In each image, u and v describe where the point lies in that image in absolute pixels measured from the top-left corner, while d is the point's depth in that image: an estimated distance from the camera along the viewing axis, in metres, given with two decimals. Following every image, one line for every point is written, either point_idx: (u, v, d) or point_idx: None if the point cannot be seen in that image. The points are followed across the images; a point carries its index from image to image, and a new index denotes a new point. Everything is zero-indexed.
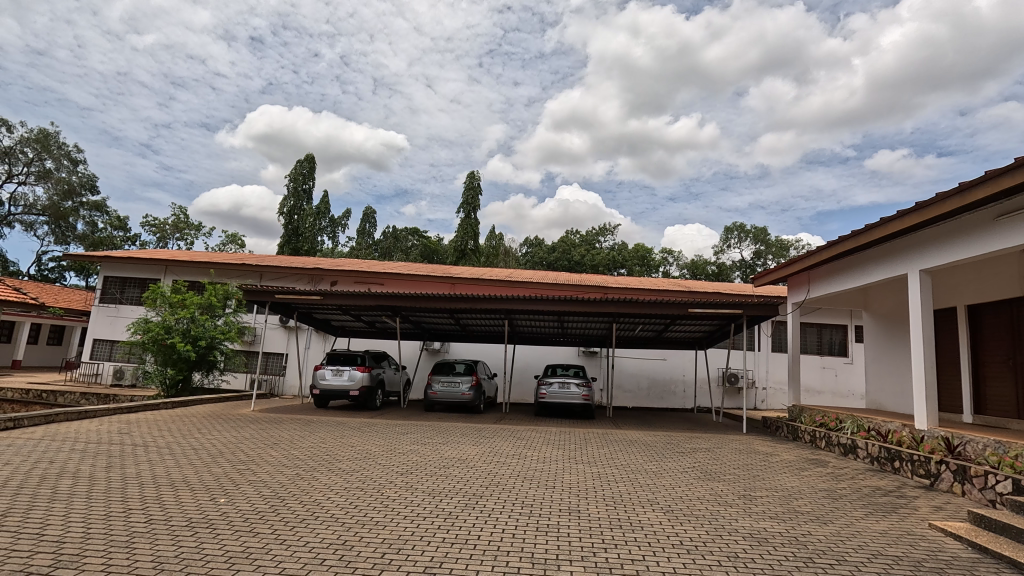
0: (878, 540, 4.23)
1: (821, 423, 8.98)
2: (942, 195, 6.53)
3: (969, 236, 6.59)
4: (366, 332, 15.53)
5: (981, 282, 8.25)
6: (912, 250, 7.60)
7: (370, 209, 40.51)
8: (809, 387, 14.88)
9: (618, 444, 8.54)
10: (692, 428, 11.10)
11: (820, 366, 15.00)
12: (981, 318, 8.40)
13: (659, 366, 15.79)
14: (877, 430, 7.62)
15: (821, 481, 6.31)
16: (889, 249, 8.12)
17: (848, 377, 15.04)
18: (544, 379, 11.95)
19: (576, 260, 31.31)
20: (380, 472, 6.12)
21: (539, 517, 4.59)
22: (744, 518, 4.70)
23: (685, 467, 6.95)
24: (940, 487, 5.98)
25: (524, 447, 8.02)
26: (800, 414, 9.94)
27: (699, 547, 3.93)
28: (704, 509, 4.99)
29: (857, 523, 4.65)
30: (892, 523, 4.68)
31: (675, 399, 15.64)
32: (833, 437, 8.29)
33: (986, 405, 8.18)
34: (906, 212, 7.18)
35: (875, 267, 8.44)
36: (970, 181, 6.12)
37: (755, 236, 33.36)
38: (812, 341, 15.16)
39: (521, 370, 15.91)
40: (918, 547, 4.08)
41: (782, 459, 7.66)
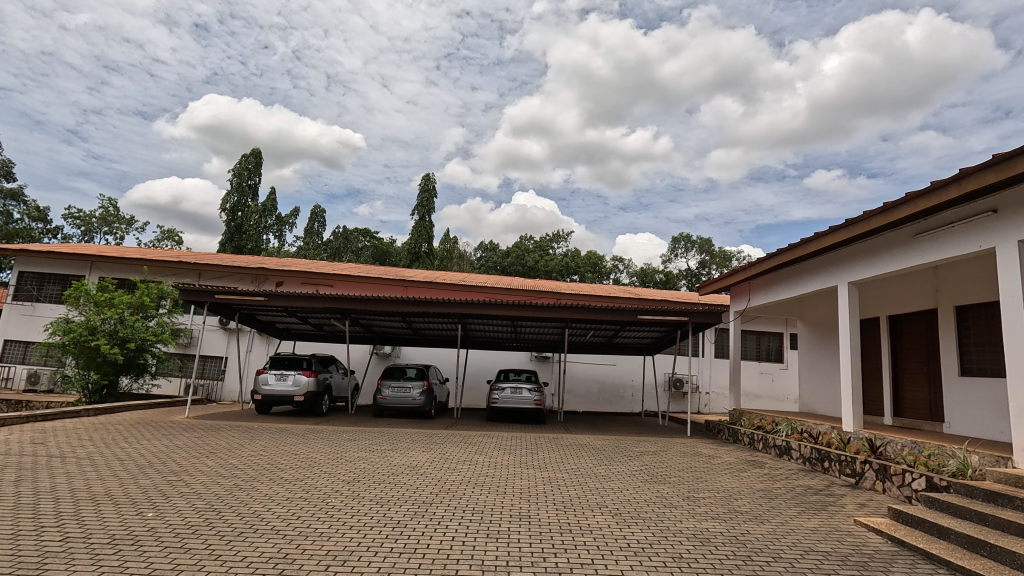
0: (810, 537, 4.46)
1: (759, 425, 9.43)
2: (869, 214, 7.02)
3: (892, 253, 7.12)
4: (314, 335, 15.00)
5: (901, 294, 8.96)
6: (841, 264, 8.14)
7: (320, 207, 39.14)
8: (749, 392, 15.64)
9: (568, 448, 8.66)
10: (639, 431, 11.36)
11: (758, 371, 15.81)
12: (900, 327, 9.10)
13: (609, 371, 16.12)
14: (809, 432, 8.09)
15: (758, 482, 6.61)
16: (821, 263, 8.67)
17: (783, 382, 15.89)
18: (497, 385, 11.92)
19: (530, 265, 31.55)
20: (325, 481, 5.89)
21: (489, 524, 4.55)
22: (689, 519, 4.86)
23: (633, 470, 7.12)
24: (864, 485, 6.41)
25: (475, 453, 7.98)
26: (740, 417, 10.39)
27: (646, 549, 4.01)
28: (651, 511, 5.11)
29: (791, 521, 4.91)
30: (821, 520, 4.97)
31: (624, 403, 16.04)
32: (770, 439, 8.73)
33: (904, 408, 8.84)
34: (835, 229, 7.70)
35: (810, 278, 8.95)
36: (893, 202, 6.61)
37: (700, 246, 34.77)
38: (751, 348, 15.97)
39: (473, 375, 15.84)
40: (845, 542, 4.35)
41: (723, 461, 7.97)
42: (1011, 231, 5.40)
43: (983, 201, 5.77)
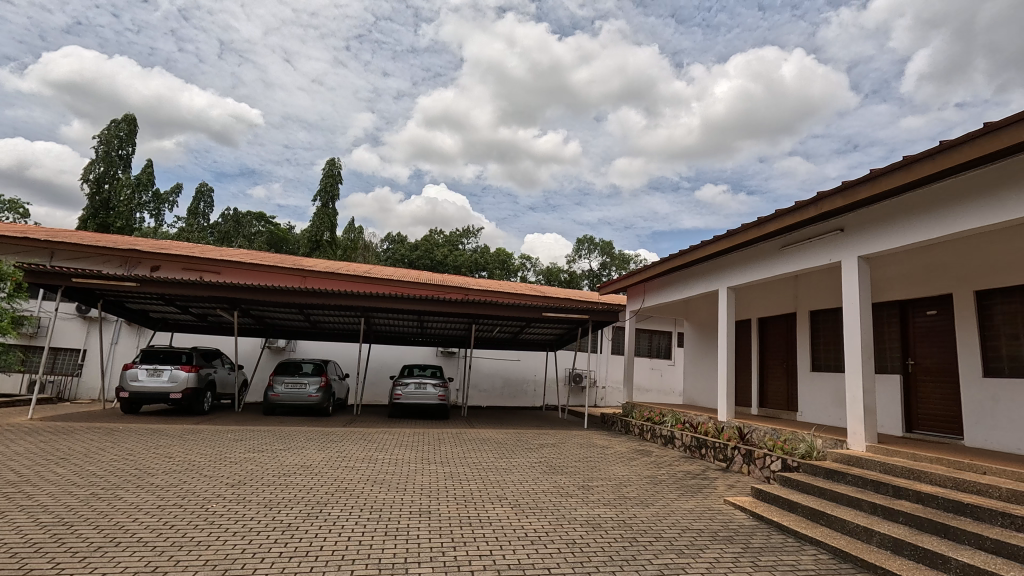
0: (687, 516, 4.92)
1: (648, 417, 10.18)
2: (746, 226, 7.83)
3: (763, 262, 8.03)
4: (195, 326, 13.62)
5: (769, 299, 10.12)
6: (723, 270, 9.01)
7: (206, 186, 35.53)
8: (640, 386, 16.81)
9: (470, 443, 8.71)
10: (540, 425, 11.75)
11: (649, 367, 17.04)
12: (768, 328, 10.29)
13: (513, 367, 16.47)
14: (690, 423, 8.89)
15: (645, 469, 7.16)
16: (706, 269, 9.52)
17: (670, 377, 17.28)
18: (400, 380, 11.68)
19: (438, 260, 31.19)
20: (205, 485, 5.39)
21: (388, 522, 4.45)
22: (583, 506, 5.13)
23: (533, 462, 7.35)
24: (733, 468, 7.19)
25: (375, 450, 7.74)
26: (632, 409, 11.14)
27: (541, 538, 4.17)
28: (548, 500, 5.32)
29: (671, 503, 5.37)
30: (697, 501, 5.50)
31: (526, 398, 16.48)
32: (657, 429, 9.46)
33: (768, 399, 10.02)
34: (718, 239, 8.50)
35: (696, 282, 9.81)
36: (765, 218, 7.43)
37: (602, 249, 36.61)
38: (644, 346, 17.17)
39: (376, 370, 15.37)
40: (715, 519, 4.86)
41: (615, 451, 8.50)
42: (854, 248, 6.33)
43: (834, 220, 6.68)
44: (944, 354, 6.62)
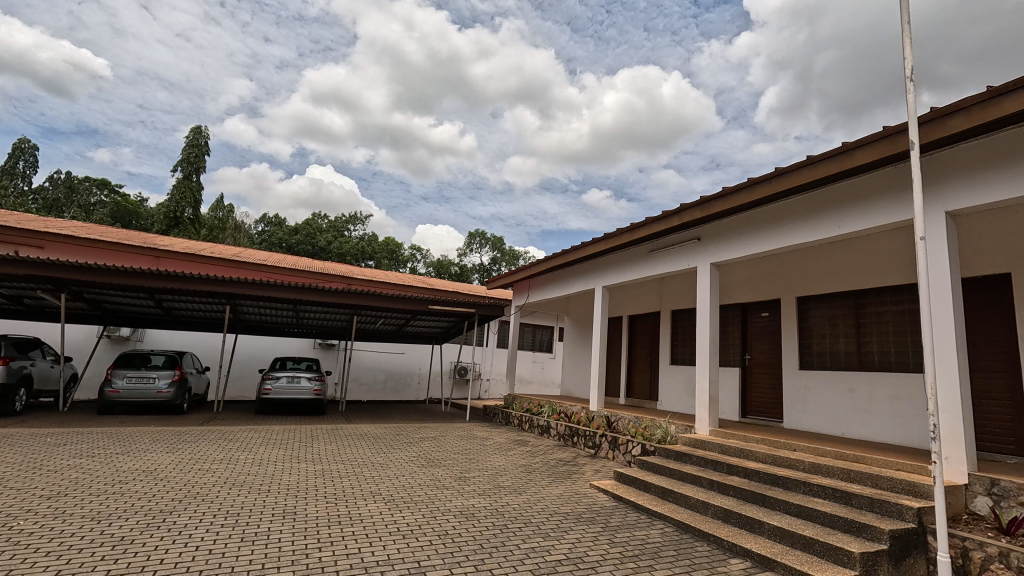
0: (555, 501, 5.22)
1: (527, 409, 10.58)
2: (620, 231, 8.45)
3: (633, 265, 8.74)
4: (7, 310, 11.36)
5: (638, 299, 11.06)
6: (599, 271, 9.64)
7: (29, 142, 29.65)
8: (522, 379, 17.39)
9: (346, 439, 8.35)
10: (422, 418, 11.63)
11: (532, 360, 17.70)
12: (637, 325, 11.24)
13: (397, 360, 16.11)
14: (565, 413, 9.42)
15: (521, 458, 7.45)
16: (586, 269, 10.11)
17: (551, 370, 18.13)
18: (271, 374, 10.82)
19: (321, 247, 29.30)
20: (10, 499, 4.52)
21: (246, 526, 4.11)
22: (458, 498, 5.19)
23: (411, 456, 7.26)
24: (600, 454, 7.78)
25: (237, 450, 7.09)
26: (512, 401, 11.50)
27: (414, 531, 4.14)
28: (424, 494, 5.30)
29: (542, 489, 5.66)
30: (565, 486, 5.85)
31: (410, 391, 16.23)
32: (534, 420, 9.88)
33: (634, 390, 10.96)
34: (596, 241, 9.08)
35: (576, 280, 10.38)
36: (636, 224, 8.08)
37: (493, 244, 37.12)
38: (527, 339, 17.79)
39: (243, 362, 14.10)
40: (580, 502, 5.21)
41: (494, 442, 8.71)
42: (707, 256, 7.14)
43: (692, 230, 7.48)
44: (772, 350, 7.75)
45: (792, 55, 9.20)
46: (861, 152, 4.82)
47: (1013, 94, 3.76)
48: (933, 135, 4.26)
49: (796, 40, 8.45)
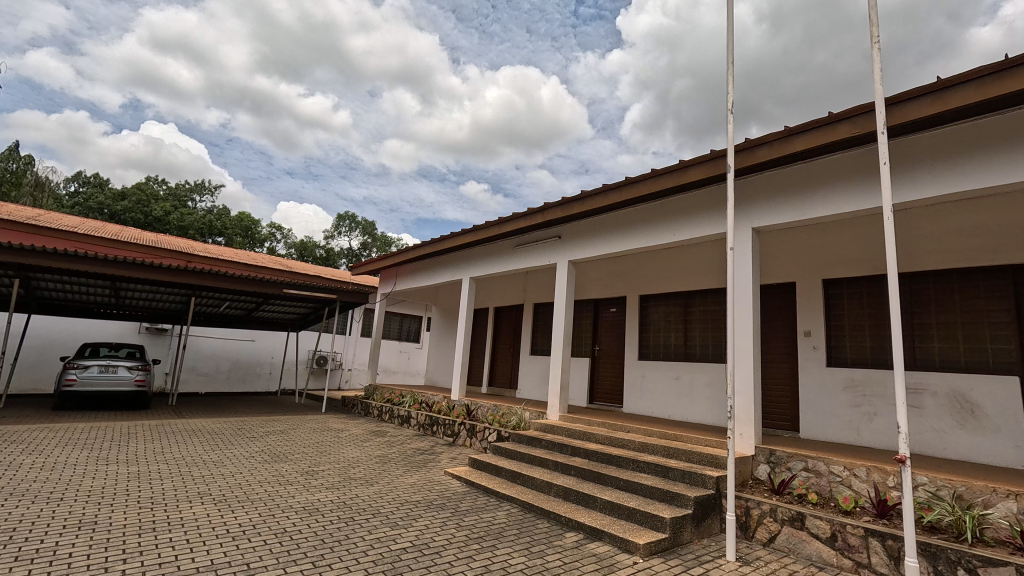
0: (407, 490, 5.19)
1: (388, 399, 10.34)
2: (488, 224, 8.62)
3: (499, 259, 8.99)
4: None
5: (504, 291, 11.42)
6: (467, 262, 9.74)
7: None
8: (386, 368, 16.93)
9: (173, 436, 7.37)
10: (270, 411, 10.73)
11: (397, 349, 17.32)
12: (501, 317, 11.61)
13: (245, 348, 14.64)
14: (426, 402, 9.40)
15: (376, 449, 7.26)
16: (454, 259, 10.14)
17: (416, 360, 17.93)
18: (77, 360, 9.11)
19: (156, 217, 24.73)
20: None
21: (24, 544, 3.41)
22: (302, 493, 4.89)
23: (252, 452, 6.65)
24: (458, 442, 7.92)
25: (19, 453, 5.84)
26: (373, 391, 11.15)
27: (245, 532, 3.81)
28: (263, 491, 4.91)
29: (395, 480, 5.58)
30: (419, 475, 5.84)
31: (259, 382, 14.86)
32: (395, 410, 9.70)
33: (495, 380, 11.32)
34: (465, 232, 9.15)
35: (445, 270, 10.37)
36: (504, 219, 8.30)
37: (364, 228, 35.42)
38: (394, 328, 17.36)
39: (38, 349, 11.66)
40: (432, 490, 5.25)
41: (350, 433, 8.36)
42: (566, 253, 7.62)
43: (554, 228, 7.92)
44: (618, 342, 8.55)
45: (653, 77, 10.21)
46: (693, 171, 5.51)
47: (801, 135, 4.60)
48: (745, 162, 5.03)
49: (658, 65, 9.42)
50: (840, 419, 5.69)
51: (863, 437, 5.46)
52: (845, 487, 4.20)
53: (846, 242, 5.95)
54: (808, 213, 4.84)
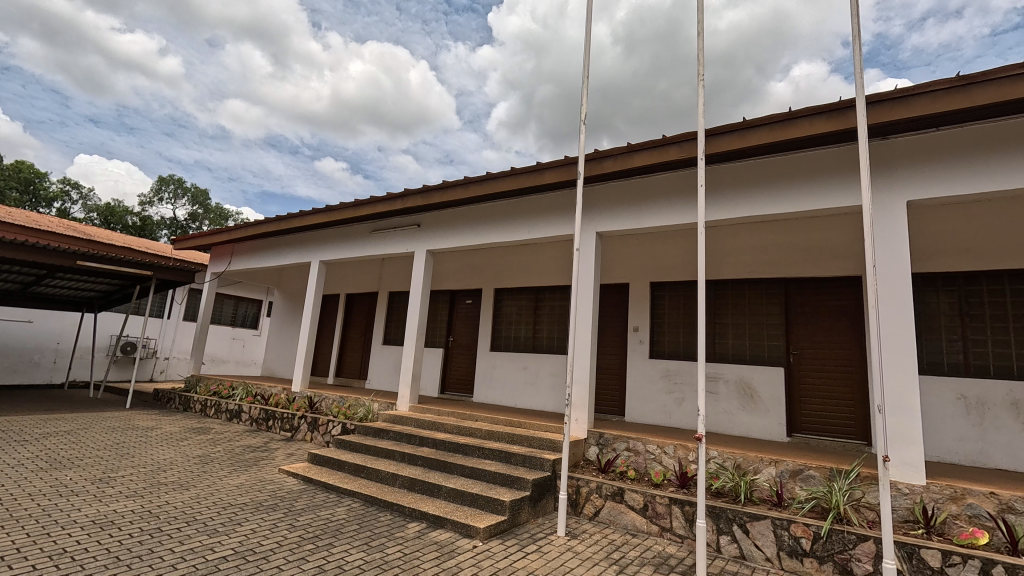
0: (232, 493, 4.66)
1: (214, 391, 9.18)
2: (343, 205, 8.10)
3: (354, 243, 8.52)
4: None
5: (357, 277, 10.88)
6: (317, 244, 9.06)
7: None
8: (213, 357, 14.99)
9: None
10: (52, 408, 8.80)
11: (229, 336, 15.45)
12: (353, 304, 11.05)
13: (17, 331, 11.80)
14: (262, 395, 8.56)
15: (196, 449, 6.39)
16: (303, 240, 9.36)
17: (252, 348, 16.23)
18: None
19: None
20: None
21: None
22: (92, 505, 4.10)
23: (21, 459, 5.37)
24: (297, 437, 7.37)
25: None
26: (196, 383, 9.80)
27: (6, 558, 3.06)
28: (35, 506, 3.99)
29: (217, 482, 4.97)
30: (248, 475, 5.29)
31: (37, 373, 12.08)
32: (222, 404, 8.65)
33: (343, 370, 10.75)
34: (316, 211, 8.48)
35: (291, 251, 9.51)
36: (361, 201, 7.88)
37: (194, 196, 30.77)
38: (226, 312, 15.45)
39: None
40: (264, 490, 4.80)
41: (162, 432, 7.24)
42: (425, 242, 7.53)
43: (414, 216, 7.76)
44: (471, 333, 8.71)
45: (520, 79, 10.57)
46: (548, 173, 5.83)
47: (639, 152, 5.14)
48: (594, 171, 5.47)
49: (524, 68, 9.77)
50: (657, 404, 6.54)
51: (673, 419, 6.35)
52: (657, 462, 4.85)
53: (670, 250, 6.82)
54: (643, 222, 5.45)
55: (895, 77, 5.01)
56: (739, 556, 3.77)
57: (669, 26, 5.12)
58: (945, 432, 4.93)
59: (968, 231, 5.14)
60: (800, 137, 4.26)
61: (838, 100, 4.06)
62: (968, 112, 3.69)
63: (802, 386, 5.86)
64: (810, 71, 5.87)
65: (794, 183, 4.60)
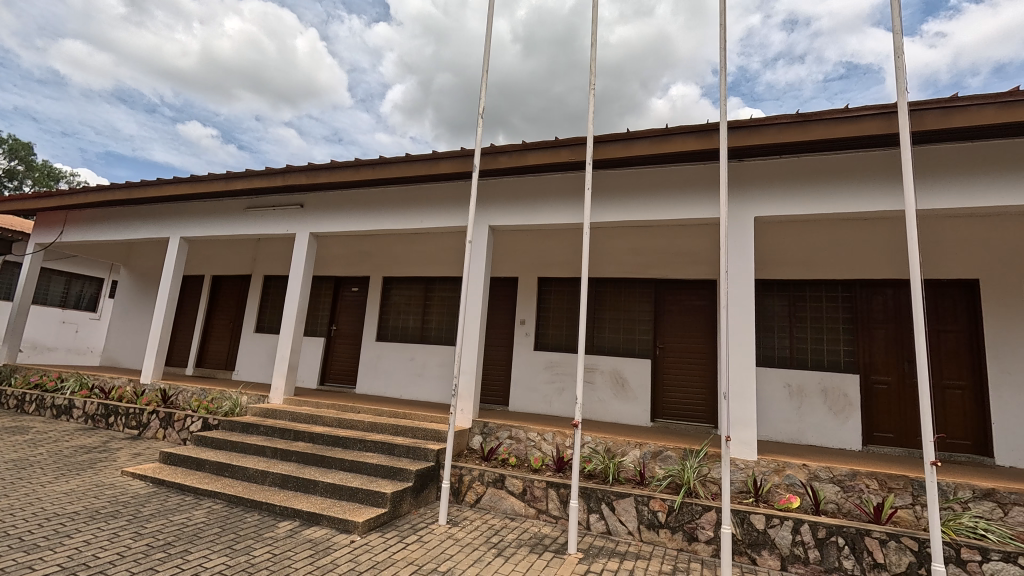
0: (58, 501, 3.99)
1: (36, 383, 7.76)
2: (212, 177, 7.27)
3: (224, 220, 7.70)
4: None
5: (226, 258, 9.86)
6: (179, 218, 8.03)
7: None
8: (35, 344, 12.60)
9: None
10: None
11: (58, 320, 13.09)
12: (220, 287, 10.00)
13: None
14: (101, 388, 7.42)
15: (8, 452, 5.35)
16: (160, 212, 8.24)
17: (89, 334, 13.95)
18: None
19: None
20: None
21: None
22: None
23: None
24: (146, 435, 6.52)
25: None
26: (10, 374, 8.20)
27: None
28: None
29: (39, 489, 4.22)
30: (80, 480, 4.56)
31: None
32: (47, 399, 7.35)
33: (206, 359, 9.70)
34: (178, 180, 7.51)
35: (145, 223, 8.33)
36: (234, 174, 7.13)
37: (11, 149, 25.40)
38: (55, 291, 13.09)
39: None
40: (101, 496, 4.18)
41: None
42: (308, 224, 7.05)
43: (296, 195, 7.22)
44: (357, 322, 8.36)
45: (419, 63, 10.33)
46: (444, 163, 5.78)
47: (533, 151, 5.31)
48: (489, 165, 5.53)
49: (423, 52, 9.56)
50: (539, 393, 6.84)
51: (553, 408, 6.70)
52: (536, 449, 5.09)
53: (557, 248, 7.15)
54: (534, 219, 5.65)
55: (751, 106, 5.72)
56: (606, 531, 4.11)
57: (565, 33, 5.34)
58: (774, 415, 5.81)
59: (799, 246, 6.09)
60: (674, 152, 4.70)
61: (706, 122, 4.55)
62: (804, 145, 4.36)
63: (666, 376, 6.51)
64: (686, 92, 6.53)
65: (668, 193, 5.07)
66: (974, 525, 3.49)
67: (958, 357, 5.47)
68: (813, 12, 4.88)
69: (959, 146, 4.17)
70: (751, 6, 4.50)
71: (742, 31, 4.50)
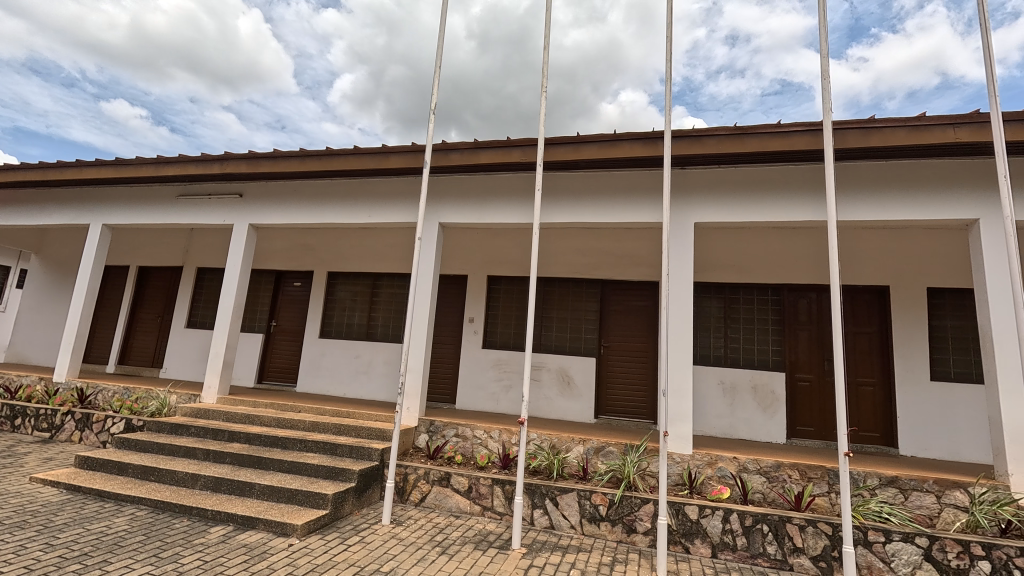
0: None
1: None
2: (140, 160, 6.78)
3: (153, 207, 7.20)
4: None
5: (155, 248, 9.23)
6: (101, 203, 7.44)
7: None
8: None
9: None
10: None
11: None
12: (147, 279, 9.35)
13: None
14: (6, 387, 6.78)
15: None
16: (79, 196, 7.59)
17: None
18: None
19: None
20: None
21: None
22: None
23: None
24: (59, 438, 6.02)
25: None
26: None
27: None
28: None
29: None
30: None
31: None
32: None
33: (130, 356, 9.04)
34: (101, 162, 6.94)
35: (61, 208, 7.66)
36: (165, 158, 6.69)
37: None
38: None
39: None
40: (6, 505, 3.82)
41: None
42: (247, 215, 6.71)
43: (235, 184, 6.86)
44: (299, 319, 8.06)
45: (370, 53, 10.10)
46: (393, 158, 5.68)
47: (485, 150, 5.32)
48: (440, 162, 5.47)
49: (375, 42, 9.36)
50: (486, 391, 6.86)
51: (500, 406, 6.74)
52: (483, 446, 5.12)
53: (507, 247, 7.20)
54: (484, 218, 5.65)
55: (695, 116, 5.94)
56: (549, 526, 4.19)
57: (519, 32, 5.37)
58: (709, 411, 6.12)
59: (734, 252, 6.43)
60: (622, 157, 4.84)
61: (652, 130, 4.72)
62: (741, 156, 4.61)
63: (610, 374, 6.70)
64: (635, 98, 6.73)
65: (615, 197, 5.22)
66: (880, 509, 3.82)
67: (870, 356, 5.98)
68: (753, 31, 5.27)
69: (871, 163, 4.56)
70: (697, 20, 4.73)
71: (687, 44, 4.70)
